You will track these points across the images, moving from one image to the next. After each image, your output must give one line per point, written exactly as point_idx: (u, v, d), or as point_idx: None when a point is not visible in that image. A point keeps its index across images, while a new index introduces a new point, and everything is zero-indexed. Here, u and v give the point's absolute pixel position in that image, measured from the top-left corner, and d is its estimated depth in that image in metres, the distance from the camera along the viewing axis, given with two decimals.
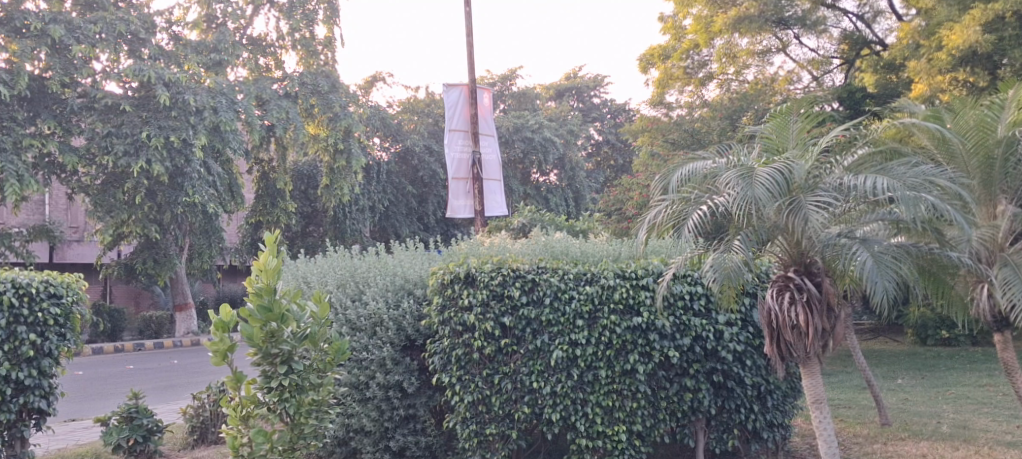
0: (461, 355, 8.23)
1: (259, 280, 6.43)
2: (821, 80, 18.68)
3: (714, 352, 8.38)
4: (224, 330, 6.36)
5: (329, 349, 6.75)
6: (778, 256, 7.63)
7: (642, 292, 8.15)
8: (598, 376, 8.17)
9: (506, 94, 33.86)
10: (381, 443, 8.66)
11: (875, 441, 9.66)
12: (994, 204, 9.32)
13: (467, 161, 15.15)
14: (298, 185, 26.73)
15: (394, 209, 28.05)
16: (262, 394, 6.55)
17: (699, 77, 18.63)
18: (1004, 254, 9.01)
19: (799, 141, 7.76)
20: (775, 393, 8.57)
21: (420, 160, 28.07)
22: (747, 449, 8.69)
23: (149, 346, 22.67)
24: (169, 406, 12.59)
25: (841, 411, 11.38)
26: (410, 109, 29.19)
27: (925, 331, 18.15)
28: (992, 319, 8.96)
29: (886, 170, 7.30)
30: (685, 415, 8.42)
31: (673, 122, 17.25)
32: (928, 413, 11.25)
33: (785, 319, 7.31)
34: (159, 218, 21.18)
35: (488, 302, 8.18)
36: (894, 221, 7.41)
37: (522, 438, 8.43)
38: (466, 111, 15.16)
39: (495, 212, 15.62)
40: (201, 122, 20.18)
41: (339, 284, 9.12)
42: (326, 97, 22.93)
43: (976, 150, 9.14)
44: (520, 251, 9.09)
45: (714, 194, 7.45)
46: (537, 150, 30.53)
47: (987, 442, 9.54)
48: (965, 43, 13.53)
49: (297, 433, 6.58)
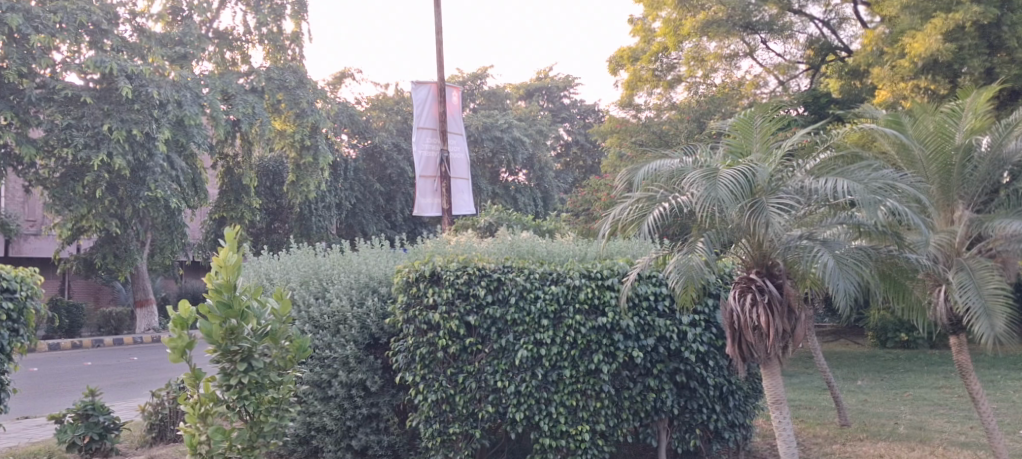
0: (426, 354, 8.17)
1: (219, 275, 6.33)
2: (788, 85, 18.86)
3: (678, 353, 8.44)
4: (183, 327, 6.27)
5: (289, 347, 6.63)
6: (741, 257, 7.67)
7: (608, 292, 8.20)
8: (563, 376, 8.19)
9: (476, 92, 33.81)
10: (343, 441, 8.60)
11: (834, 441, 9.77)
12: (953, 208, 9.44)
13: (435, 159, 14.93)
14: (264, 182, 26.39)
15: (361, 207, 27.78)
16: (221, 392, 6.42)
17: (668, 80, 18.60)
18: (961, 259, 9.00)
19: (763, 143, 7.77)
20: (737, 393, 8.68)
21: (388, 157, 27.97)
22: (709, 449, 8.78)
23: (109, 343, 22.34)
24: (128, 404, 12.44)
25: (801, 412, 11.48)
26: (379, 106, 29.08)
27: (885, 333, 18.39)
28: (948, 323, 8.82)
29: (847, 173, 7.37)
30: (648, 415, 8.48)
31: (641, 124, 17.43)
32: (887, 414, 11.39)
33: (746, 320, 7.36)
34: (121, 212, 20.86)
35: (453, 301, 8.14)
36: (855, 225, 7.52)
37: (486, 437, 8.41)
38: (435, 109, 14.91)
39: (463, 211, 15.34)
40: (165, 115, 20.03)
41: (302, 281, 9.07)
42: (291, 92, 22.69)
43: (936, 156, 9.33)
44: (487, 250, 9.06)
45: (678, 193, 7.50)
46: (506, 149, 30.55)
47: (942, 442, 9.70)
48: (928, 51, 13.79)
49: (257, 432, 6.48)
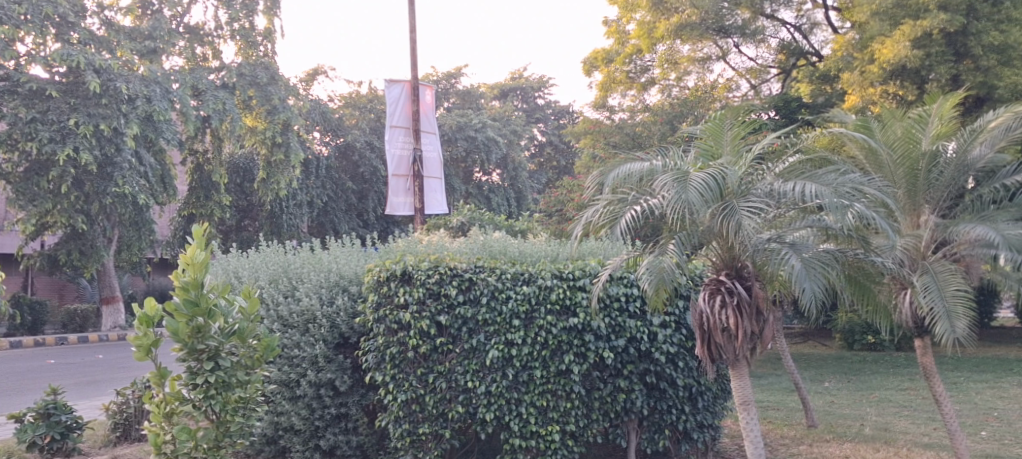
0: (396, 353, 8.13)
1: (186, 273, 6.24)
2: (759, 88, 19.01)
3: (648, 353, 8.48)
4: (149, 325, 6.17)
5: (257, 346, 6.56)
6: (711, 259, 7.70)
7: (579, 293, 8.21)
8: (533, 376, 8.18)
9: (450, 92, 33.77)
10: (311, 442, 8.54)
11: (801, 442, 9.85)
12: (918, 213, 9.53)
13: (408, 157, 14.68)
14: (235, 179, 26.10)
15: (333, 205, 27.59)
16: (187, 390, 6.34)
17: (642, 82, 18.71)
18: (925, 262, 9.09)
19: (733, 147, 7.81)
20: (706, 394, 8.73)
21: (361, 156, 27.83)
22: (678, 449, 8.82)
23: (73, 340, 22.03)
24: (92, 402, 12.28)
25: (769, 413, 11.55)
26: (351, 104, 28.93)
27: (851, 335, 18.60)
28: (913, 325, 8.91)
29: (815, 177, 7.42)
30: (618, 415, 8.51)
31: (615, 125, 17.46)
32: (853, 415, 11.49)
33: (715, 321, 7.39)
34: (87, 208, 20.57)
35: (424, 300, 8.10)
36: (823, 229, 7.58)
37: (456, 437, 8.38)
38: (409, 108, 14.68)
39: (436, 211, 15.17)
40: (133, 110, 19.81)
41: (271, 280, 8.99)
42: (264, 89, 22.61)
43: (903, 161, 9.38)
44: (458, 250, 9.04)
45: (650, 196, 7.53)
46: (479, 149, 30.48)
47: (906, 443, 9.81)
48: (897, 57, 14.15)
49: (223, 431, 6.39)
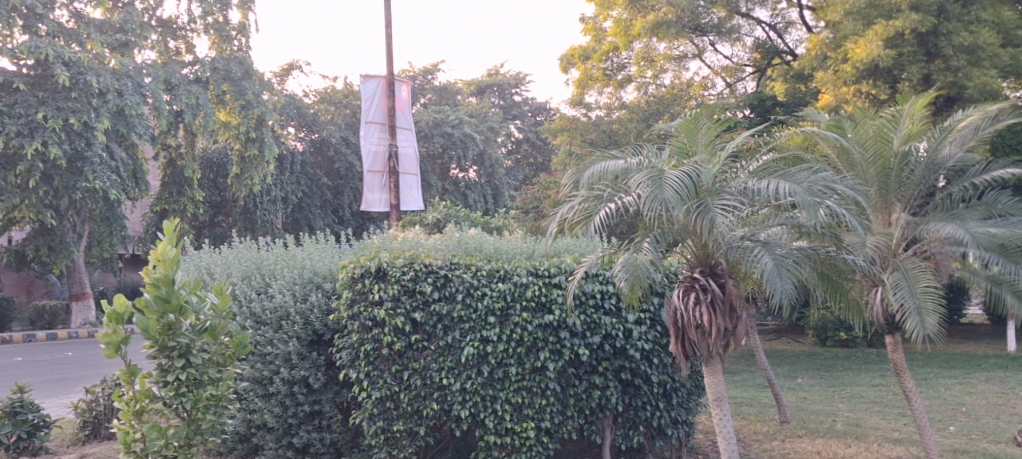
0: (371, 350, 8.08)
1: (157, 269, 6.08)
2: (735, 87, 19.11)
3: (623, 350, 8.51)
4: (118, 321, 6.05)
5: (229, 343, 6.46)
6: (686, 257, 7.70)
7: (554, 290, 8.21)
8: (508, 373, 8.16)
9: (426, 88, 33.70)
10: (285, 439, 8.48)
11: (774, 438, 9.93)
12: (890, 211, 9.57)
13: (383, 153, 14.54)
14: (208, 174, 25.82)
15: (308, 202, 27.42)
16: (158, 388, 6.21)
17: (618, 79, 18.63)
18: (897, 259, 9.18)
19: (707, 144, 7.84)
20: (680, 391, 8.77)
21: (337, 151, 27.67)
22: (652, 445, 8.87)
23: (41, 337, 21.77)
24: (60, 400, 12.14)
25: (742, 409, 11.63)
26: (327, 99, 28.78)
27: (824, 332, 18.78)
28: (885, 321, 9.04)
29: (788, 175, 7.44)
30: (593, 412, 8.53)
31: (592, 122, 17.45)
32: (825, 411, 11.59)
33: (689, 318, 7.41)
34: (56, 203, 20.29)
35: (399, 297, 8.06)
36: (796, 226, 7.62)
37: (430, 434, 8.34)
38: (384, 104, 14.51)
39: (412, 207, 15.03)
40: (105, 105, 19.57)
41: (244, 277, 8.92)
42: (238, 84, 22.46)
43: (875, 160, 9.43)
44: (433, 247, 9.01)
45: (625, 194, 7.54)
46: (456, 146, 30.35)
47: (877, 439, 9.91)
48: (869, 56, 14.28)
49: (194, 429, 6.29)
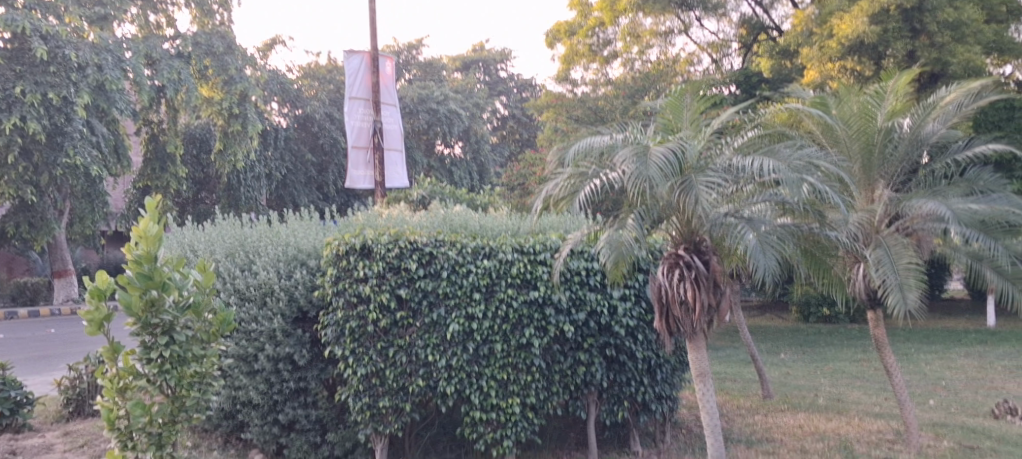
0: (355, 327, 8.05)
1: (139, 246, 5.91)
2: (721, 63, 19.09)
3: (608, 327, 8.58)
4: (101, 298, 5.86)
5: (213, 319, 6.27)
6: (670, 234, 7.71)
7: (540, 267, 8.26)
8: (494, 350, 8.18)
9: (412, 63, 33.54)
10: (270, 416, 8.48)
11: (757, 412, 10.02)
12: (873, 187, 9.65)
13: (368, 129, 14.43)
14: (190, 150, 25.59)
15: (292, 178, 27.28)
16: (142, 365, 6.03)
17: (604, 55, 18.50)
18: (879, 236, 9.26)
19: (693, 121, 7.82)
20: (665, 367, 8.89)
21: (321, 127, 27.50)
22: (636, 421, 8.98)
23: (23, 314, 21.66)
24: (43, 377, 12.09)
25: (725, 384, 11.72)
26: (310, 75, 28.61)
27: (808, 307, 18.88)
28: (867, 297, 9.26)
29: (773, 152, 7.46)
30: (578, 388, 8.58)
31: (577, 99, 17.41)
32: (808, 386, 11.70)
33: (673, 294, 7.42)
34: (36, 179, 20.10)
35: (384, 274, 8.04)
36: (781, 203, 7.62)
37: (416, 411, 8.34)
38: (368, 79, 14.40)
39: (397, 184, 14.90)
40: (84, 79, 19.39)
41: (227, 253, 8.89)
42: (220, 59, 22.27)
43: (858, 136, 9.47)
44: (418, 224, 8.98)
45: (610, 170, 7.55)
46: (441, 122, 30.22)
47: (858, 413, 10.02)
48: (854, 32, 14.31)
49: (179, 407, 6.12)
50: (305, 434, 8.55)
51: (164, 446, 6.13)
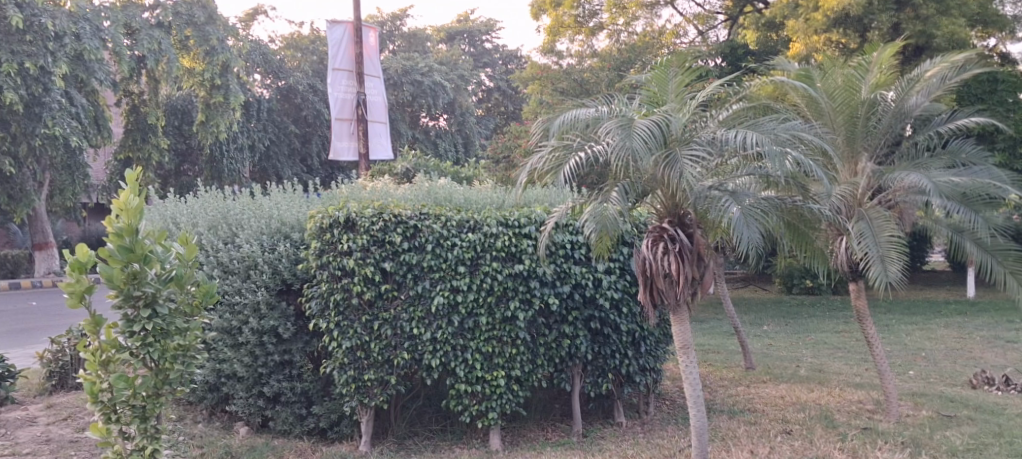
0: (340, 300, 8.03)
1: (120, 219, 5.86)
2: (707, 34, 18.96)
3: (592, 300, 8.63)
4: (82, 271, 5.78)
5: (195, 291, 6.23)
6: (655, 207, 7.71)
7: (524, 240, 8.26)
8: (479, 323, 8.20)
9: (395, 34, 33.29)
10: (255, 388, 8.48)
11: (739, 383, 10.12)
12: (856, 160, 9.65)
13: (351, 101, 14.32)
14: (172, 121, 25.33)
15: (276, 150, 27.05)
16: (124, 338, 5.98)
17: (590, 26, 18.45)
18: (862, 209, 9.31)
19: (677, 94, 7.77)
20: (649, 339, 8.98)
21: (304, 98, 27.30)
22: (620, 392, 9.07)
23: (4, 286, 21.51)
24: (25, 350, 12.04)
25: (709, 356, 11.81)
26: (292, 45, 28.36)
27: (791, 279, 19.00)
28: (848, 268, 9.29)
29: (757, 125, 7.46)
30: (562, 360, 8.62)
31: (563, 71, 17.38)
32: (790, 357, 11.80)
33: (657, 267, 7.43)
34: (15, 151, 19.86)
35: (368, 247, 8.02)
36: (764, 177, 7.63)
37: (401, 383, 8.36)
38: (352, 49, 14.26)
39: (381, 156, 14.84)
40: (62, 49, 19.13)
41: (210, 226, 8.85)
42: (201, 29, 22.02)
43: (842, 109, 9.48)
44: (403, 197, 8.95)
45: (594, 143, 7.54)
46: (426, 94, 30.04)
47: (839, 383, 10.12)
48: (840, 5, 14.23)
49: (162, 379, 6.07)
50: (291, 406, 8.55)
51: (148, 418, 6.09)
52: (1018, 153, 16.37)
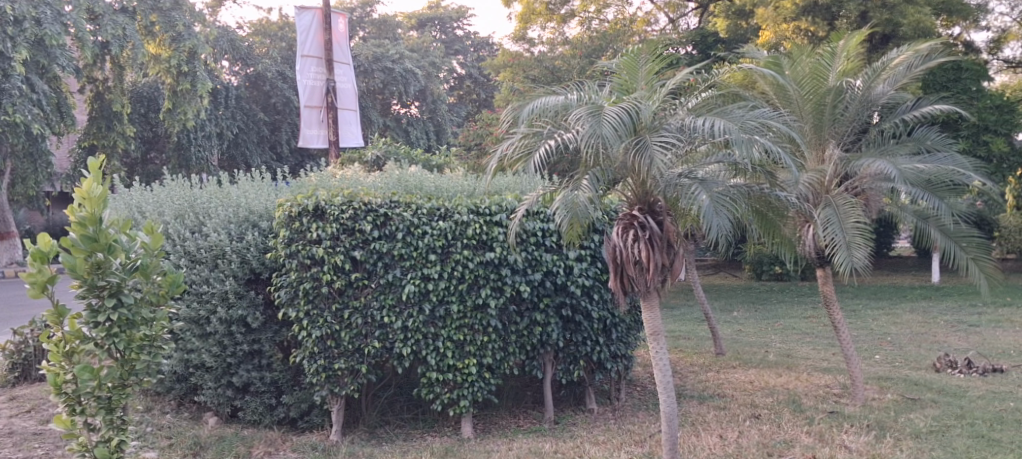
0: (310, 289, 7.98)
1: (83, 208, 5.72)
2: (678, 22, 19.06)
3: (564, 287, 8.64)
4: (43, 261, 5.64)
5: (162, 281, 6.10)
6: (626, 195, 7.69)
7: (495, 228, 8.25)
8: (450, 311, 8.18)
9: (364, 21, 33.08)
10: (223, 379, 8.40)
11: (709, 369, 10.20)
12: (824, 147, 9.71)
13: (320, 88, 14.16)
14: (138, 109, 25.05)
15: (243, 137, 26.72)
16: (88, 328, 5.86)
17: (561, 14, 18.42)
18: (829, 196, 9.39)
19: (647, 81, 7.80)
20: (620, 326, 9.01)
21: (273, 86, 27.08)
22: (592, 379, 9.09)
23: None
24: None
25: (680, 342, 11.87)
26: (261, 32, 28.21)
27: (760, 266, 19.17)
28: (815, 255, 9.40)
29: (726, 112, 7.48)
30: (534, 348, 8.64)
31: (534, 58, 17.39)
32: (759, 343, 11.90)
33: (627, 254, 7.41)
34: None
35: (338, 236, 7.97)
36: (732, 164, 7.67)
37: (372, 372, 8.32)
38: (320, 36, 14.04)
39: (352, 143, 14.75)
40: (22, 34, 18.77)
41: (176, 215, 8.75)
42: (167, 14, 21.77)
43: (810, 96, 9.53)
44: (373, 185, 8.90)
45: (563, 130, 7.53)
46: (397, 81, 29.89)
47: (807, 368, 10.23)
48: None
49: (128, 370, 5.97)
50: (260, 396, 8.50)
51: (114, 410, 6.00)
52: (982, 140, 16.54)
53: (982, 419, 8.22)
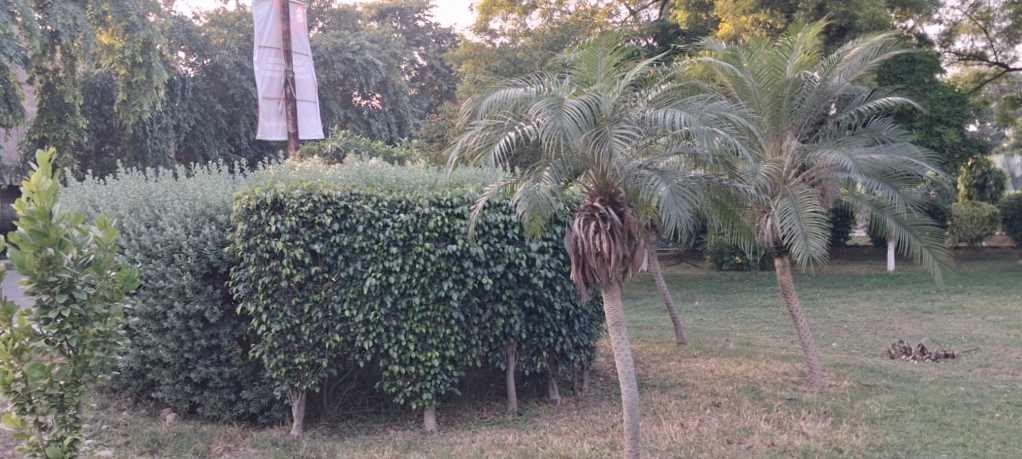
0: (269, 283, 7.89)
1: (31, 202, 5.59)
2: (638, 14, 19.14)
3: (526, 278, 8.63)
4: None
5: (116, 276, 5.98)
6: (587, 187, 7.68)
7: (457, 220, 8.21)
8: (412, 303, 8.14)
9: (324, 12, 32.63)
10: (181, 374, 8.29)
11: (671, 358, 10.27)
12: (781, 138, 9.83)
13: (279, 79, 13.86)
14: (91, 100, 24.60)
15: (202, 129, 26.41)
16: (39, 325, 5.71)
17: (523, 5, 18.37)
18: (786, 186, 9.49)
19: (607, 73, 7.80)
20: (583, 317, 9.04)
21: (230, 77, 26.81)
22: (555, 370, 9.11)
23: None
24: None
25: (642, 332, 11.93)
26: (218, 22, 27.82)
27: (721, 256, 19.35)
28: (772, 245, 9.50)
29: (685, 104, 7.49)
30: (497, 340, 8.62)
31: (495, 50, 17.34)
32: (719, 331, 12.01)
33: (589, 246, 7.40)
34: None
35: (296, 229, 7.88)
36: (692, 155, 7.70)
37: (333, 366, 8.26)
38: (279, 27, 13.78)
39: (313, 136, 14.32)
40: None
41: (131, 209, 8.59)
42: (120, 4, 21.23)
43: (768, 88, 9.57)
44: (333, 177, 8.81)
45: (524, 122, 7.51)
46: (357, 72, 29.65)
47: (766, 356, 10.34)
48: None
49: (81, 367, 5.84)
50: (219, 392, 8.38)
51: (67, 407, 5.86)
52: (935, 130, 16.74)
53: (934, 404, 8.35)
